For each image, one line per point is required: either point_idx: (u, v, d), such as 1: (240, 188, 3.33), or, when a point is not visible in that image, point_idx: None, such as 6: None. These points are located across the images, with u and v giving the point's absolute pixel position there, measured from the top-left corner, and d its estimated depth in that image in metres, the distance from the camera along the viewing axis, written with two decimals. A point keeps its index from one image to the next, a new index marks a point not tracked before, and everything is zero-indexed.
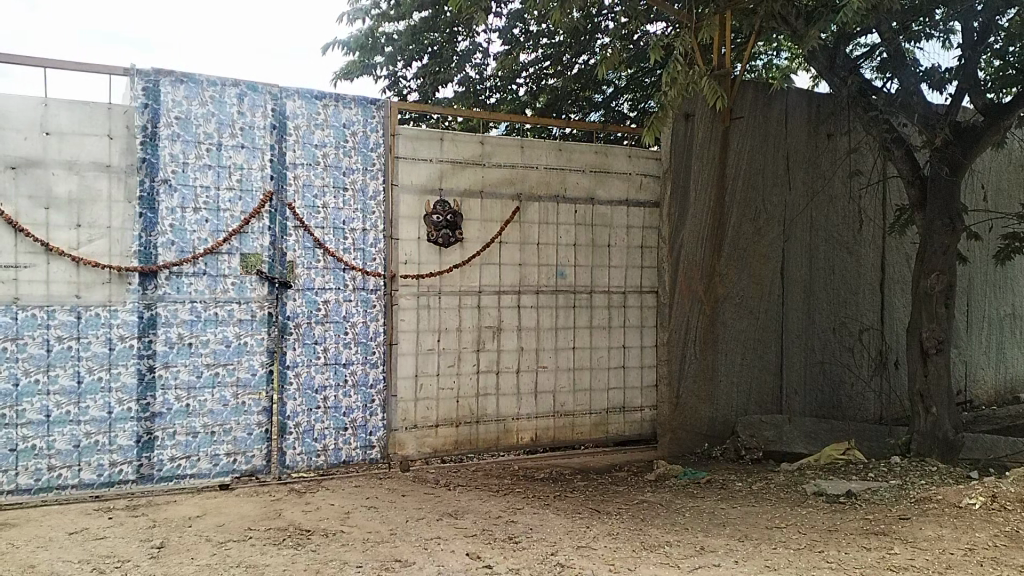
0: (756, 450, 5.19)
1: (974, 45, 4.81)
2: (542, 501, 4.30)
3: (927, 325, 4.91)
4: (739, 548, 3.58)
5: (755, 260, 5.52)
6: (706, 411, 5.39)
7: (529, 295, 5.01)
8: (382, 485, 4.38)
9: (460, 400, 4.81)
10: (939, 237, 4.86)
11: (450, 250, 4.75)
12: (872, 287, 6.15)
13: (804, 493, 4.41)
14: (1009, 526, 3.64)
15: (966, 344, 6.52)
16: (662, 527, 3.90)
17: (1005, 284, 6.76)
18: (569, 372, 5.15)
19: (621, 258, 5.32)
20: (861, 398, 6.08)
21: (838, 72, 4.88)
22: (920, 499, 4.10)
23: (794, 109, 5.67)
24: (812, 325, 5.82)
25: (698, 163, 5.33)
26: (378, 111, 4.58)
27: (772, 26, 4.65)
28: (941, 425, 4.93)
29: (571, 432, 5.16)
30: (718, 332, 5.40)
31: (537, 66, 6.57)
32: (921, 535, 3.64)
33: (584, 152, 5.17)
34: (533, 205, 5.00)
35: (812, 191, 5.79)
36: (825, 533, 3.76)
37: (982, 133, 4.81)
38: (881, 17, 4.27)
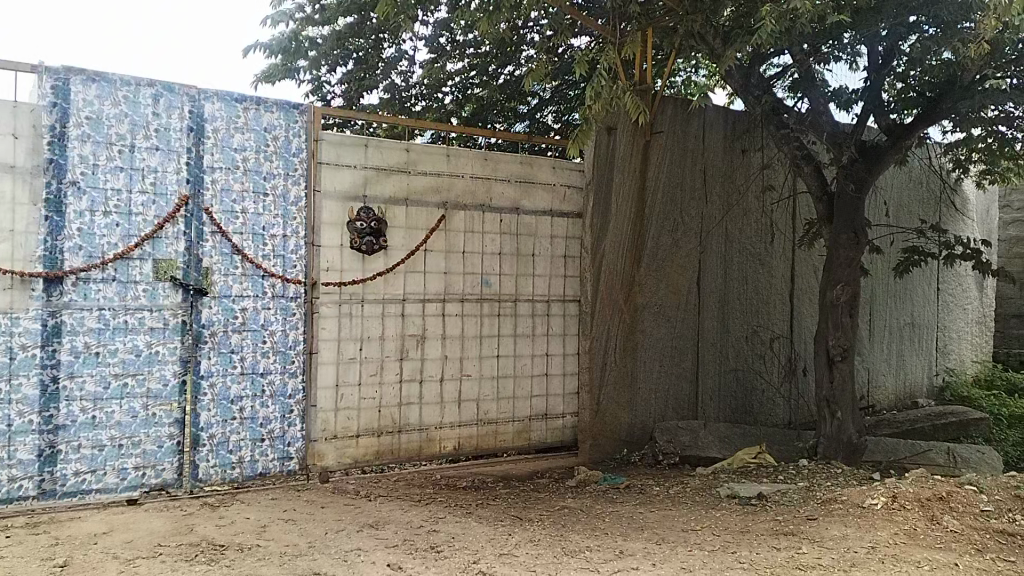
0: (673, 456, 5.31)
1: (879, 69, 5.08)
2: (464, 510, 4.29)
3: (834, 334, 5.14)
4: (657, 551, 3.66)
5: (673, 271, 5.68)
6: (626, 417, 5.51)
7: (453, 303, 5.00)
8: (300, 497, 4.29)
9: (382, 409, 4.76)
10: (844, 250, 5.10)
11: (373, 257, 4.70)
12: (783, 297, 6.40)
13: (718, 496, 4.54)
14: (908, 525, 3.85)
15: (870, 353, 6.85)
16: (582, 532, 3.94)
17: (905, 295, 7.14)
18: (493, 380, 5.15)
19: (545, 267, 5.36)
20: (772, 404, 6.32)
21: (752, 91, 5.06)
22: (826, 501, 4.28)
23: (711, 125, 5.87)
24: (727, 334, 6.02)
25: (620, 175, 5.44)
26: (301, 115, 4.51)
27: (690, 44, 4.80)
28: (846, 429, 5.16)
29: (494, 440, 5.16)
30: (638, 341, 5.53)
31: (463, 75, 6.62)
32: (828, 535, 3.80)
33: (509, 162, 5.20)
34: (458, 213, 5.00)
35: (727, 204, 5.99)
36: (738, 535, 3.88)
37: (884, 152, 5.09)
38: (793, 40, 4.46)
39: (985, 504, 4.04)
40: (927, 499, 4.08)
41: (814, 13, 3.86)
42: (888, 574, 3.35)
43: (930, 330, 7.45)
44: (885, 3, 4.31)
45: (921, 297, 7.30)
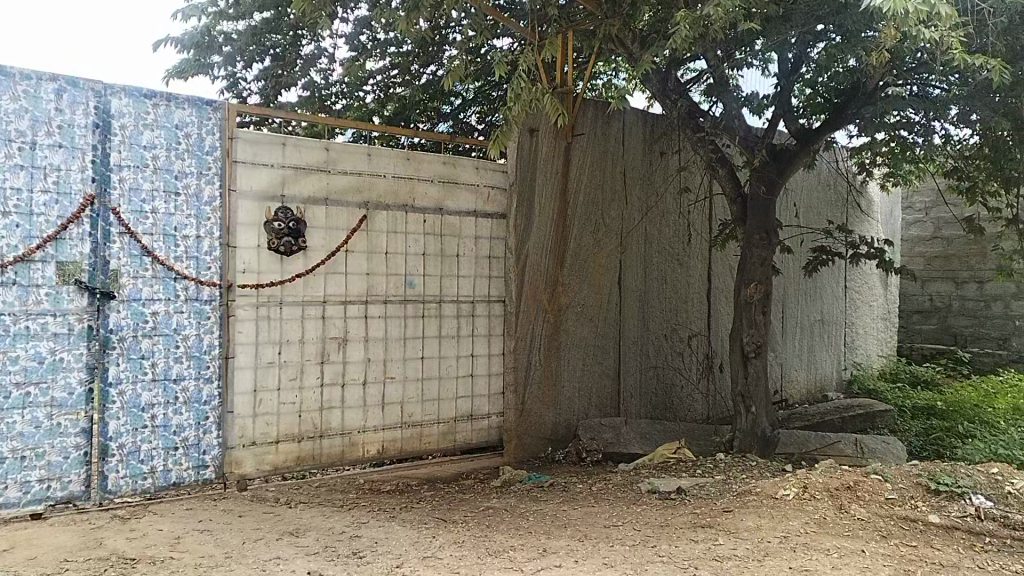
0: (596, 453, 5.39)
1: (788, 76, 5.26)
2: (387, 514, 4.24)
3: (748, 331, 5.31)
4: (580, 548, 3.70)
5: (595, 271, 5.76)
6: (551, 416, 5.56)
7: (376, 305, 4.92)
8: (217, 507, 4.16)
9: (303, 414, 4.65)
10: (757, 250, 5.27)
11: (292, 259, 4.59)
12: (700, 296, 6.57)
13: (639, 491, 4.64)
14: (818, 514, 4.01)
15: (783, 348, 7.11)
16: (506, 532, 3.96)
17: (815, 293, 7.44)
18: (417, 382, 5.10)
19: (470, 268, 5.32)
20: (691, 399, 6.48)
21: (669, 94, 5.19)
22: (742, 492, 4.42)
23: (631, 127, 5.98)
24: (648, 333, 6.14)
25: (542, 177, 5.48)
26: (214, 113, 4.37)
27: (610, 47, 4.88)
28: (760, 423, 5.35)
29: (418, 443, 5.12)
30: (562, 340, 5.59)
31: (384, 74, 6.60)
32: (742, 526, 3.92)
33: (432, 162, 5.15)
34: (380, 213, 4.92)
35: (646, 206, 6.12)
36: (658, 529, 3.96)
37: (794, 155, 5.32)
38: (707, 46, 4.58)
39: (889, 493, 4.24)
40: (835, 489, 4.26)
41: (727, 20, 3.98)
42: (799, 561, 3.49)
43: (839, 326, 7.78)
44: (794, 11, 4.43)
45: (830, 294, 7.61)
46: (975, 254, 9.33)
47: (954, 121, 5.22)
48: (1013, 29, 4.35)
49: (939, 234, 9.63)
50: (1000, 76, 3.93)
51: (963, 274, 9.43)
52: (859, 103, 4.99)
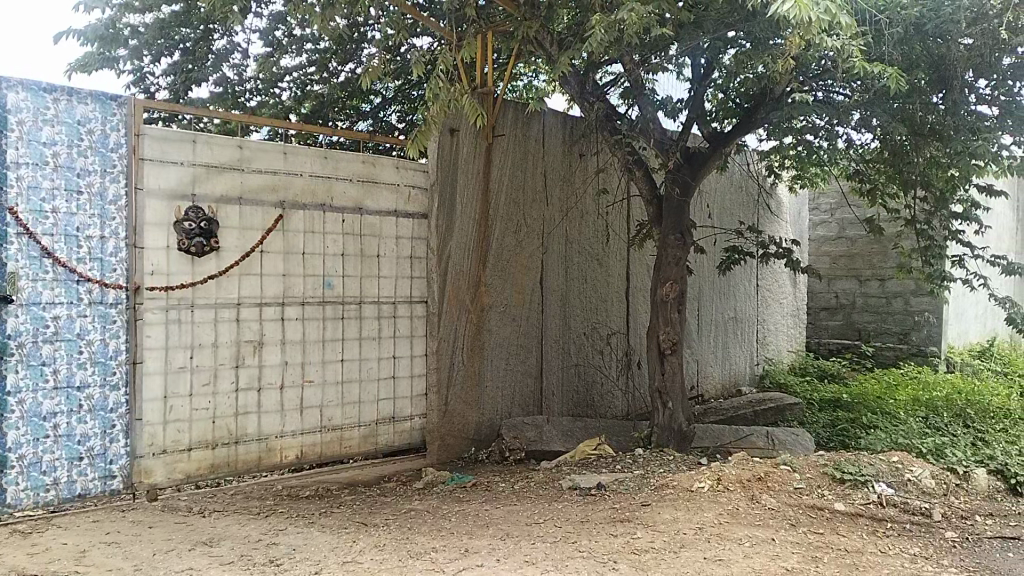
0: (518, 452, 5.43)
1: (701, 80, 5.44)
2: (306, 520, 4.16)
3: (664, 329, 5.45)
4: (502, 547, 3.72)
5: (517, 270, 5.80)
6: (474, 416, 5.57)
7: (294, 307, 4.81)
8: (126, 518, 4.00)
9: (217, 420, 4.52)
10: (672, 250, 5.41)
11: (204, 260, 4.45)
12: (619, 295, 6.70)
13: (560, 488, 4.69)
14: (731, 505, 4.15)
15: (699, 345, 7.32)
16: (428, 534, 3.94)
17: (729, 291, 7.70)
18: (337, 385, 5.01)
19: (391, 269, 5.24)
20: (611, 396, 6.60)
21: (587, 97, 5.29)
22: (659, 486, 4.53)
23: (550, 129, 6.04)
24: (569, 332, 6.22)
25: (463, 177, 5.48)
26: (119, 108, 4.20)
27: (529, 49, 4.93)
28: (676, 418, 5.50)
29: (339, 447, 5.03)
30: (484, 340, 5.60)
31: (301, 71, 6.51)
32: (660, 519, 4.02)
33: (350, 161, 5.07)
34: (297, 213, 4.82)
35: (567, 206, 6.20)
36: (578, 525, 4.02)
37: (707, 157, 5.50)
38: (622, 50, 4.67)
39: (797, 482, 4.43)
40: (747, 480, 4.42)
41: (641, 26, 4.08)
42: (714, 552, 3.60)
43: (751, 323, 8.06)
44: (705, 19, 4.55)
45: (742, 292, 7.89)
46: (877, 254, 9.77)
47: (855, 125, 5.45)
48: (908, 39, 4.58)
49: (844, 234, 10.05)
50: (896, 84, 4.14)
51: (866, 273, 9.84)
52: (768, 108, 5.18)
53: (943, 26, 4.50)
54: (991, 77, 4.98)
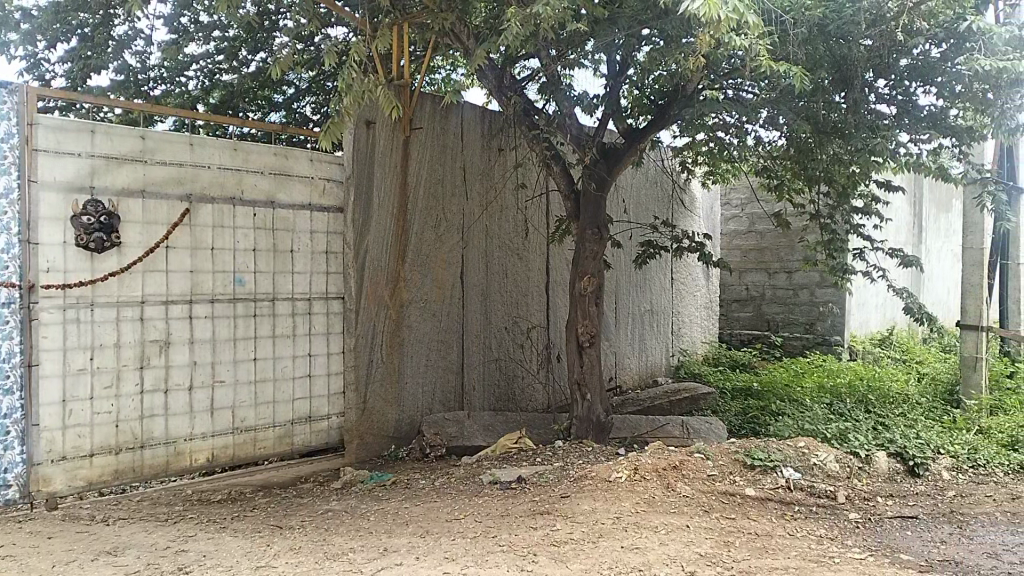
0: (439, 448, 5.40)
1: (616, 77, 5.50)
2: (218, 525, 4.02)
3: (582, 322, 5.51)
4: (421, 544, 3.69)
5: (437, 265, 5.72)
6: (394, 414, 5.48)
7: (202, 305, 4.63)
8: (21, 529, 3.77)
9: (120, 424, 4.32)
10: (589, 244, 5.48)
11: (104, 256, 4.24)
12: (539, 288, 6.72)
13: (480, 482, 4.69)
14: (648, 494, 4.23)
15: (616, 337, 7.45)
16: (346, 534, 3.87)
17: (645, 284, 7.86)
18: (249, 385, 4.86)
19: (305, 264, 5.12)
20: (532, 389, 6.63)
21: (505, 91, 5.29)
22: (578, 477, 4.58)
23: (469, 122, 6.00)
24: (490, 326, 6.21)
25: (380, 170, 5.35)
26: (11, 96, 3.96)
27: (446, 41, 4.90)
28: (595, 409, 5.59)
29: (252, 448, 4.89)
30: (404, 336, 5.51)
31: (208, 60, 6.29)
32: (579, 510, 4.07)
33: (261, 153, 4.91)
34: (205, 206, 4.64)
35: (486, 201, 6.16)
36: (498, 519, 4.02)
37: (622, 154, 5.60)
38: (538, 45, 4.68)
39: (711, 469, 4.56)
40: (663, 468, 4.52)
41: (556, 20, 4.09)
42: (631, 541, 3.66)
43: (666, 315, 8.25)
44: (620, 15, 4.60)
45: (658, 285, 8.07)
46: (784, 247, 10.15)
47: (764, 123, 5.62)
48: (812, 39, 4.74)
49: (754, 229, 10.41)
50: (800, 82, 4.30)
51: (774, 266, 10.21)
52: (680, 105, 5.29)
53: (845, 28, 4.69)
54: (889, 78, 5.22)
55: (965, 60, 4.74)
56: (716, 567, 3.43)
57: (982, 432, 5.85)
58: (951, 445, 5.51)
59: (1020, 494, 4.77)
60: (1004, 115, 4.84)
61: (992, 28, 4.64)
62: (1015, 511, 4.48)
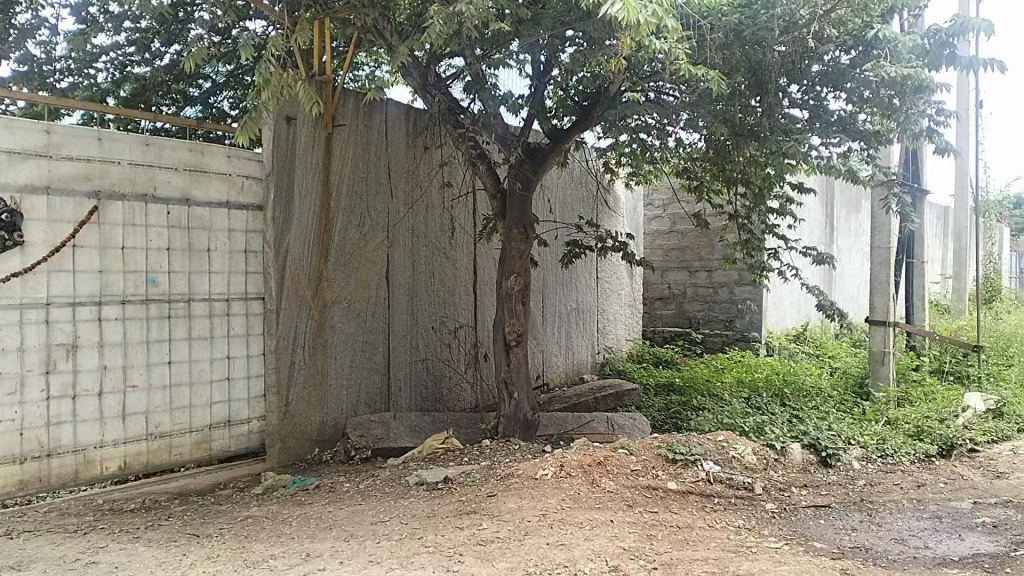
0: (365, 450, 5.32)
1: (540, 78, 5.52)
2: (130, 535, 3.86)
3: (509, 321, 5.52)
4: (345, 548, 3.63)
5: (362, 264, 5.61)
6: (318, 416, 5.37)
7: (113, 307, 4.44)
8: None
9: (24, 432, 4.12)
10: (516, 243, 5.51)
11: (6, 256, 4.03)
12: (467, 288, 6.68)
13: (406, 484, 4.65)
14: (574, 490, 4.27)
15: (543, 335, 7.51)
16: (267, 540, 3.78)
17: (572, 283, 7.94)
18: (164, 390, 4.68)
19: (223, 264, 4.96)
20: (459, 389, 6.59)
21: (429, 90, 5.25)
22: (504, 475, 4.59)
23: (394, 120, 5.90)
24: (417, 326, 6.14)
25: (301, 167, 5.22)
26: None
27: (369, 37, 4.84)
28: (522, 407, 5.61)
29: (167, 454, 4.73)
30: (327, 337, 5.39)
31: (119, 51, 6.04)
32: (505, 508, 4.07)
33: (175, 148, 4.74)
34: (115, 204, 4.45)
35: (412, 199, 6.07)
36: (424, 520, 3.99)
37: (547, 154, 5.65)
38: (463, 43, 4.65)
39: (634, 464, 4.64)
40: (588, 465, 4.57)
41: (480, 18, 4.08)
42: (556, 537, 3.69)
43: (592, 313, 8.35)
44: (544, 16, 4.63)
45: (584, 284, 8.16)
46: (705, 247, 10.41)
47: (684, 126, 5.70)
48: (729, 44, 4.89)
49: (675, 228, 10.64)
50: (717, 86, 4.43)
51: (695, 264, 10.46)
52: (604, 106, 5.38)
53: (759, 34, 4.84)
54: (802, 83, 5.40)
55: (872, 66, 4.95)
56: (639, 560, 3.48)
57: (890, 422, 6.14)
58: (861, 435, 5.76)
59: (923, 481, 5.04)
60: (908, 120, 5.02)
61: (896, 37, 4.87)
62: (919, 497, 4.71)
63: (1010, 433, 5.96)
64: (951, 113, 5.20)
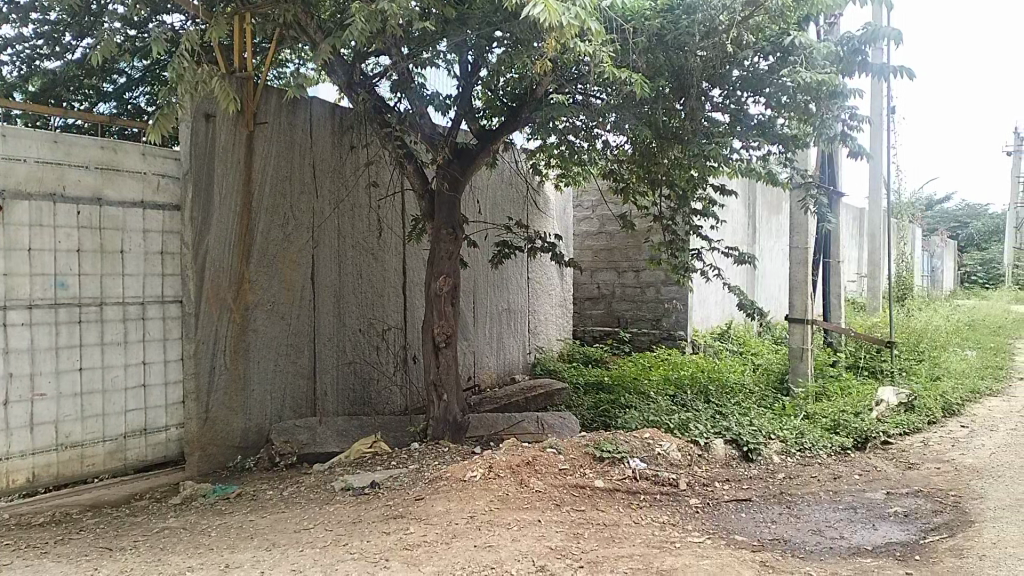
0: (290, 456, 5.19)
1: (468, 78, 5.50)
2: (38, 551, 3.68)
3: (438, 322, 5.48)
4: (266, 558, 3.53)
5: (285, 265, 5.48)
6: (240, 422, 5.22)
7: (19, 311, 4.22)
8: None
9: None
10: (444, 244, 5.48)
11: None
12: (395, 289, 6.60)
13: (332, 489, 4.57)
14: (502, 491, 4.26)
15: (473, 336, 7.49)
16: (184, 552, 3.65)
17: (502, 284, 7.94)
18: (75, 398, 4.48)
19: (137, 266, 4.78)
20: (388, 392, 6.51)
21: (355, 89, 5.17)
22: (432, 478, 4.55)
23: (318, 119, 5.79)
24: (344, 328, 6.03)
25: (221, 166, 5.06)
26: None
27: (292, 34, 4.74)
28: (451, 410, 5.59)
29: (79, 465, 4.53)
30: (249, 341, 5.24)
31: (26, 44, 5.75)
32: (433, 512, 4.04)
33: (86, 146, 4.54)
34: (21, 204, 4.24)
35: (338, 199, 5.96)
36: (349, 527, 3.92)
37: (476, 154, 5.64)
38: (388, 42, 4.59)
39: (562, 463, 4.68)
40: (517, 465, 4.57)
41: (404, 16, 4.04)
42: (483, 539, 3.68)
43: (523, 313, 8.37)
44: (470, 17, 4.61)
45: (514, 285, 8.18)
46: (632, 248, 10.58)
47: (610, 128, 5.77)
48: (652, 49, 4.96)
49: (604, 229, 10.77)
50: (640, 90, 4.51)
51: (623, 265, 10.62)
52: (531, 108, 5.39)
53: (681, 38, 4.92)
54: (723, 87, 5.51)
55: (790, 72, 5.10)
56: (566, 559, 3.50)
57: (808, 417, 6.35)
58: (781, 430, 5.93)
59: (839, 473, 5.22)
60: (823, 124, 5.31)
61: (812, 43, 5.03)
62: (835, 489, 4.89)
63: (920, 425, 6.24)
64: (864, 118, 5.42)
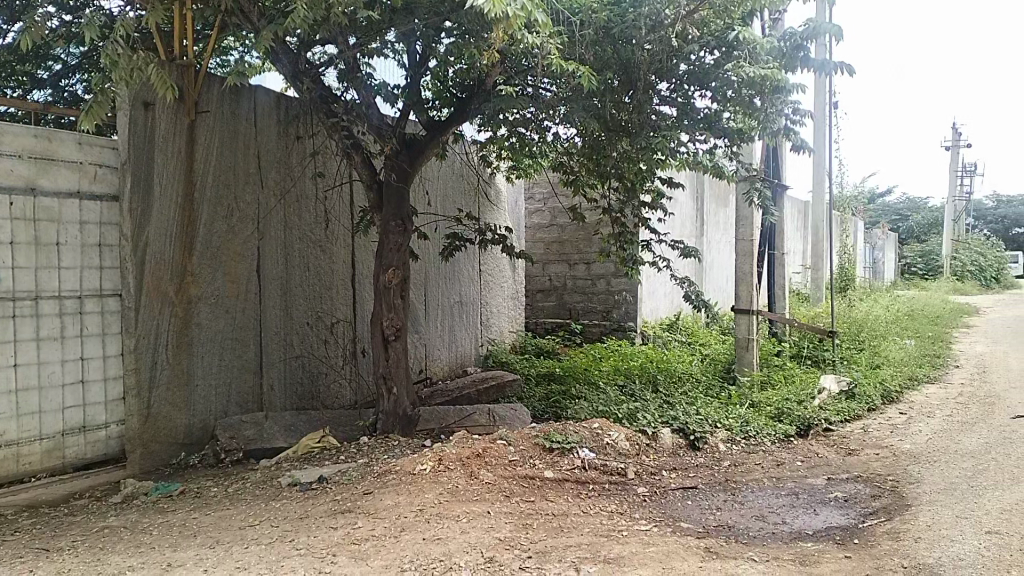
0: (236, 452, 5.10)
1: (417, 67, 5.45)
2: None
3: (387, 315, 5.45)
4: (210, 556, 3.47)
5: (229, 257, 5.37)
6: (184, 418, 5.10)
7: None
8: None
9: None
10: (393, 236, 5.44)
11: None
12: (344, 282, 6.53)
13: (279, 485, 4.50)
14: (451, 484, 4.26)
15: (425, 329, 7.46)
16: (124, 552, 3.56)
17: (453, 276, 7.92)
18: (10, 395, 4.33)
19: (74, 259, 4.64)
20: (337, 386, 6.44)
21: (301, 78, 5.09)
22: (381, 472, 4.52)
23: (263, 107, 5.67)
24: (290, 322, 5.93)
25: (161, 156, 4.93)
26: None
27: (235, 20, 4.63)
28: (401, 403, 5.57)
29: (15, 465, 4.39)
30: (193, 335, 5.13)
31: None
32: (381, 506, 4.01)
33: (18, 134, 4.37)
34: None
35: (284, 190, 5.86)
36: (296, 522, 3.87)
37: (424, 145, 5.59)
38: (334, 30, 4.52)
39: (512, 455, 4.70)
40: (467, 458, 4.58)
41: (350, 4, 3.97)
42: (432, 532, 3.67)
43: (474, 306, 8.37)
44: (418, 6, 4.57)
45: (466, 277, 8.16)
46: (583, 240, 10.64)
47: (559, 121, 5.79)
48: (600, 41, 4.99)
49: (555, 222, 10.80)
50: (588, 83, 4.54)
51: (574, 257, 10.69)
52: (481, 99, 5.38)
53: (627, 31, 4.94)
54: (671, 81, 5.54)
55: (735, 67, 5.18)
56: (514, 550, 3.51)
57: (753, 406, 6.45)
58: (726, 419, 6.00)
59: (782, 459, 5.36)
60: (767, 119, 5.41)
61: (756, 39, 5.11)
62: (778, 475, 5.01)
63: (860, 412, 6.43)
64: (806, 113, 5.52)
